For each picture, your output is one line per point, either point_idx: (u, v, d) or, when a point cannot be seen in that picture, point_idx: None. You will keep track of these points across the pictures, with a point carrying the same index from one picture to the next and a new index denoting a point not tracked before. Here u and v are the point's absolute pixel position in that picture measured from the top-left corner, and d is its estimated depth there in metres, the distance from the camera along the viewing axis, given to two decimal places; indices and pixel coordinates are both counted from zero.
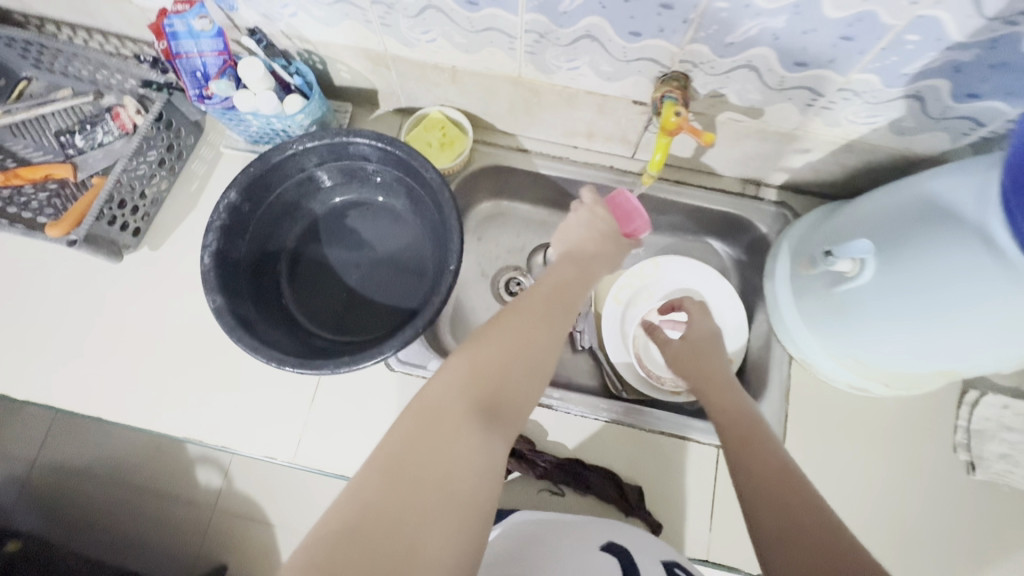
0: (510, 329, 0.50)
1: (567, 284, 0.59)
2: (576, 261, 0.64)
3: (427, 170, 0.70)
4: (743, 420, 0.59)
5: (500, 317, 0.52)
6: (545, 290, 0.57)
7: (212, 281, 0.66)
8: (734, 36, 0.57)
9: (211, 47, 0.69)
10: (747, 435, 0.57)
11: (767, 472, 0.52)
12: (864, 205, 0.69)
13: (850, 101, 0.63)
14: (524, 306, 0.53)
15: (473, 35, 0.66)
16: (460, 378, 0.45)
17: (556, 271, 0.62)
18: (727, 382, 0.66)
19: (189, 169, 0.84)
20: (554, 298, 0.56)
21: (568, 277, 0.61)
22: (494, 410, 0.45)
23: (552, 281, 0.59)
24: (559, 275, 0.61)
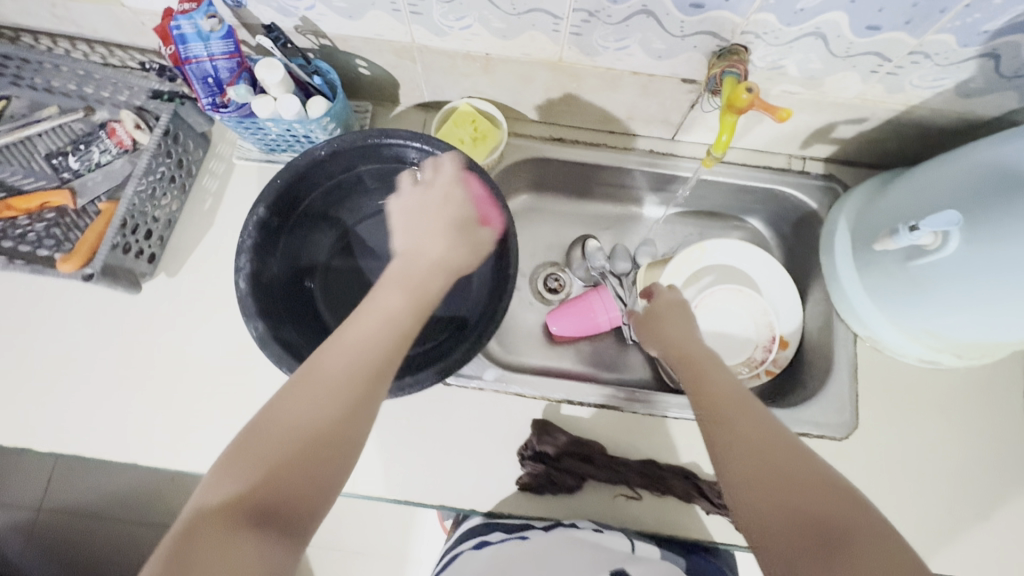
0: (283, 421, 0.46)
1: (391, 324, 0.54)
2: (401, 287, 0.58)
3: (472, 170, 0.65)
4: (723, 394, 0.54)
5: (293, 402, 0.47)
6: (338, 347, 0.51)
7: (251, 307, 0.61)
8: (806, 2, 0.53)
9: (221, 49, 0.63)
10: (739, 407, 0.52)
11: (769, 447, 0.48)
12: (929, 173, 0.67)
13: (920, 64, 0.60)
14: (312, 384, 0.48)
15: (513, 18, 0.61)
16: (241, 474, 0.43)
17: (373, 306, 0.55)
18: (703, 358, 0.61)
19: (200, 186, 0.78)
20: (349, 356, 0.50)
21: (378, 316, 0.54)
22: (274, 512, 0.42)
23: (364, 329, 0.53)
24: (376, 313, 0.54)
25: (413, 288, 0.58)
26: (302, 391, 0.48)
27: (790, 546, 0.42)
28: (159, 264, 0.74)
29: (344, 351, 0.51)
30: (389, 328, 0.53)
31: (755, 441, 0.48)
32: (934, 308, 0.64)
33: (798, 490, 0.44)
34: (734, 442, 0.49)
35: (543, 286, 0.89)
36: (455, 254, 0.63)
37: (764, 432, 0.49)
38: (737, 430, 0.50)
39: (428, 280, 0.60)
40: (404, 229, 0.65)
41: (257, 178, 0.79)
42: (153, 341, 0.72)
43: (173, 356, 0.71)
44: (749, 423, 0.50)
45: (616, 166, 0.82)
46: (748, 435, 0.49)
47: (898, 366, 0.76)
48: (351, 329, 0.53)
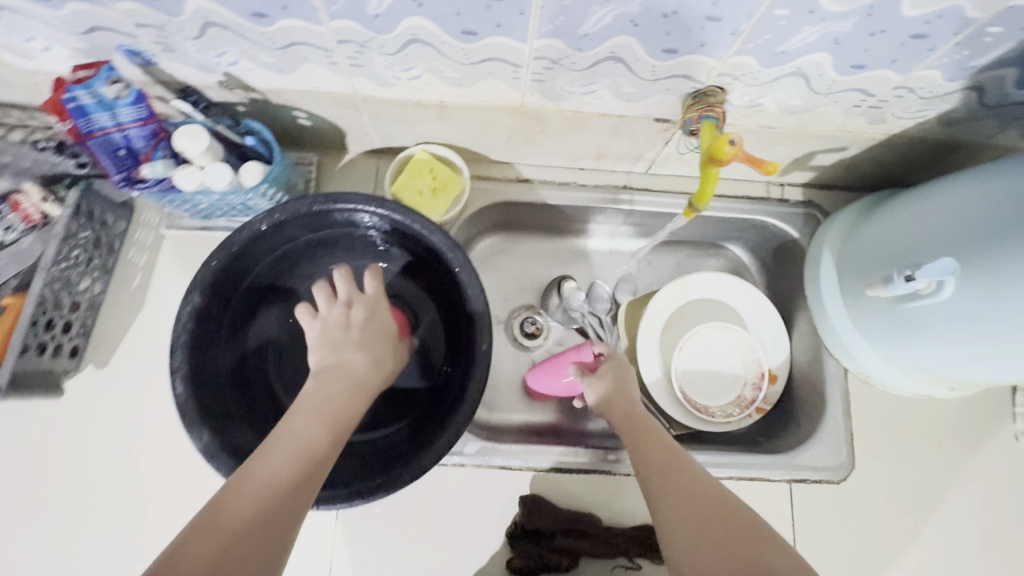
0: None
1: (303, 451, 0.47)
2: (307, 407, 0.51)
3: (435, 234, 0.59)
4: (655, 450, 0.53)
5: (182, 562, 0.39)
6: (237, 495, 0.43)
7: (191, 415, 0.53)
8: (788, 45, 0.48)
9: (130, 117, 0.55)
10: (671, 464, 0.51)
11: (702, 505, 0.46)
12: (912, 205, 0.64)
13: (903, 98, 0.56)
14: (206, 539, 0.40)
15: (467, 67, 0.54)
16: None
17: (281, 432, 0.48)
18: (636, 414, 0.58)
19: (126, 261, 0.69)
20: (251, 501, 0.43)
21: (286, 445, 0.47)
22: None
23: (266, 467, 0.45)
24: (285, 441, 0.47)
25: (331, 401, 0.52)
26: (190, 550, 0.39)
27: None
28: (84, 356, 0.66)
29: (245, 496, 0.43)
30: (302, 458, 0.46)
31: (688, 499, 0.47)
32: (926, 349, 0.62)
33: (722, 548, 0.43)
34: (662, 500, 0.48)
35: (520, 330, 0.82)
36: (381, 370, 0.57)
37: (695, 488, 0.48)
38: (666, 486, 0.48)
39: (351, 387, 0.54)
40: (319, 345, 0.57)
41: (192, 246, 0.70)
42: (84, 446, 0.63)
43: (109, 462, 0.63)
44: (685, 481, 0.49)
45: (588, 205, 0.76)
46: (677, 494, 0.48)
47: (891, 397, 0.74)
48: (254, 465, 0.45)
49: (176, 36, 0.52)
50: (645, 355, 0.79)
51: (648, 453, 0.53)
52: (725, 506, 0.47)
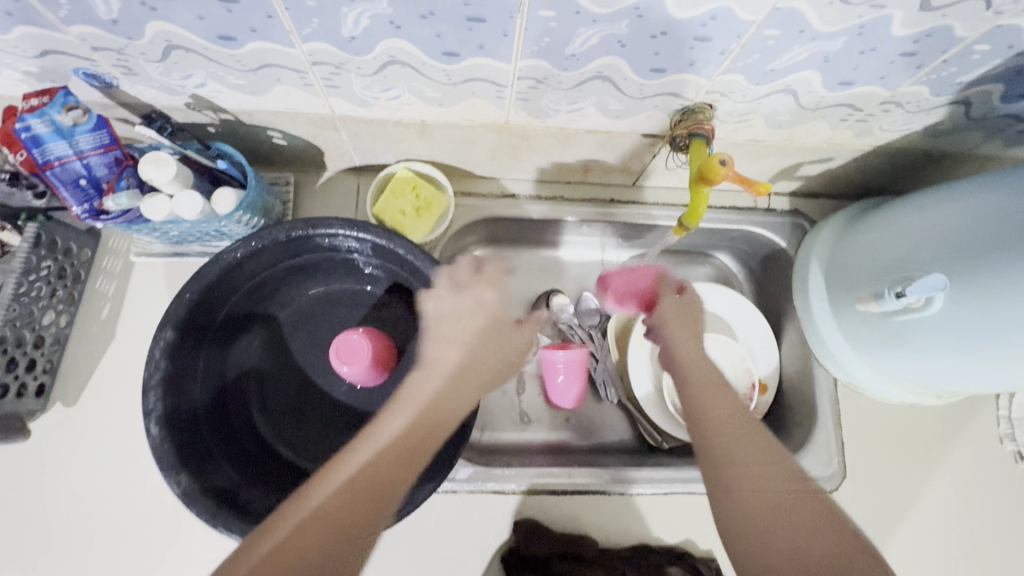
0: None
1: (358, 486, 0.51)
2: (370, 447, 0.55)
3: (421, 259, 0.57)
4: (732, 423, 0.62)
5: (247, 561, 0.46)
6: (301, 514, 0.49)
7: (168, 458, 0.51)
8: (777, 64, 0.48)
9: (91, 144, 0.51)
10: (755, 441, 0.60)
11: (760, 479, 0.56)
12: (899, 216, 0.64)
13: (890, 112, 0.56)
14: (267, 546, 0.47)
15: (449, 87, 0.52)
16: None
17: (353, 456, 0.54)
18: (711, 369, 0.68)
19: (93, 290, 0.66)
20: (308, 525, 0.49)
21: (345, 476, 0.52)
22: None
23: (327, 492, 0.51)
24: (349, 471, 0.53)
25: (394, 447, 0.55)
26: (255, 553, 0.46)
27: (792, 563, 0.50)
28: (50, 394, 0.62)
29: (310, 519, 0.49)
30: (359, 499, 0.51)
31: (751, 475, 0.56)
32: (914, 360, 0.62)
33: (779, 523, 0.53)
34: (747, 467, 0.57)
35: None
36: (479, 366, 0.65)
37: (768, 446, 0.59)
38: (740, 465, 0.57)
39: (413, 426, 0.56)
40: (427, 335, 0.65)
41: (164, 273, 0.67)
42: (52, 489, 0.60)
43: (80, 505, 0.60)
44: (753, 469, 0.57)
45: (576, 219, 0.75)
46: (745, 462, 0.57)
47: (880, 404, 0.74)
48: (322, 483, 0.52)
49: (137, 59, 0.49)
50: (636, 368, 0.78)
51: (719, 427, 0.61)
52: (783, 469, 0.57)
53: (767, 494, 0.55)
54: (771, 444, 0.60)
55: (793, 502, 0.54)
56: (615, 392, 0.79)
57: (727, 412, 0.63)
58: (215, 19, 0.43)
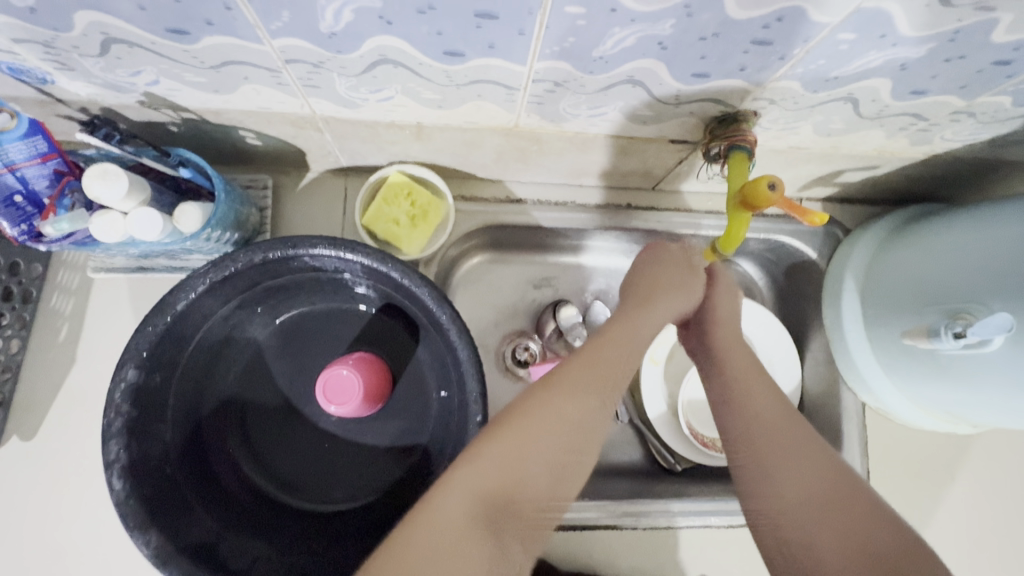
0: (453, 542, 0.34)
1: (574, 425, 0.40)
2: (600, 356, 0.43)
3: (419, 284, 0.50)
4: (766, 428, 0.45)
5: (449, 504, 0.36)
6: (516, 445, 0.38)
7: (135, 516, 0.45)
8: (843, 70, 0.40)
9: (23, 154, 0.43)
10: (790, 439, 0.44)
11: (800, 476, 0.42)
12: (951, 231, 0.56)
13: (960, 122, 0.49)
14: (475, 482, 0.36)
15: (451, 89, 0.44)
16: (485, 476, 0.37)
17: (559, 392, 0.40)
18: (749, 353, 0.52)
19: (47, 309, 0.58)
20: (522, 472, 0.38)
21: (562, 421, 0.39)
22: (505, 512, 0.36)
23: (531, 430, 0.38)
24: (568, 413, 0.40)
25: (625, 355, 0.44)
26: (460, 491, 0.36)
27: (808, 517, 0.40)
28: (5, 428, 0.56)
29: (505, 466, 0.37)
30: (579, 436, 0.40)
31: (798, 499, 0.41)
32: (957, 397, 0.56)
33: (824, 537, 0.39)
34: (781, 507, 0.41)
35: (512, 359, 0.70)
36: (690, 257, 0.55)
37: (808, 456, 0.43)
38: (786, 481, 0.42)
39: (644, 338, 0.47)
40: (428, 342, 0.59)
41: (127, 290, 0.60)
42: (12, 533, 0.55)
43: (42, 551, 0.55)
44: (785, 473, 0.42)
45: (589, 225, 0.68)
46: (793, 484, 0.42)
47: (911, 430, 0.68)
48: (531, 434, 0.38)
49: (71, 54, 0.40)
50: (648, 387, 0.72)
51: (759, 413, 0.46)
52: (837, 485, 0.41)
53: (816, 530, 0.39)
54: (817, 447, 0.44)
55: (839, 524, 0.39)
56: (624, 409, 0.74)
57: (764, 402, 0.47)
58: (161, 10, 0.35)
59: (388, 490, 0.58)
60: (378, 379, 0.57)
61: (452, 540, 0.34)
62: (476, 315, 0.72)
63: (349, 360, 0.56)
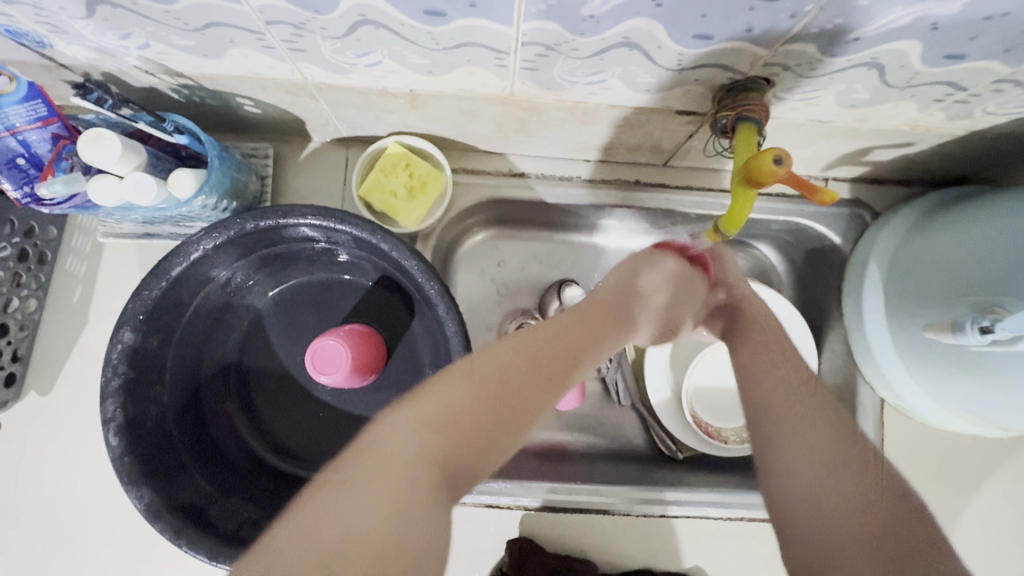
0: (397, 479, 0.33)
1: (515, 394, 0.39)
2: (556, 335, 0.43)
3: (407, 258, 0.49)
4: (790, 396, 0.43)
5: (387, 449, 0.35)
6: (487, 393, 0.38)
7: (130, 472, 0.47)
8: (864, 31, 0.36)
9: (24, 118, 0.44)
10: (808, 414, 0.41)
11: (815, 444, 0.39)
12: (990, 216, 0.51)
13: (1005, 92, 0.44)
14: (434, 434, 0.36)
15: (439, 53, 0.42)
16: (445, 413, 0.37)
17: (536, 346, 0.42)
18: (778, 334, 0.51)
19: (63, 271, 0.61)
20: (464, 442, 0.36)
21: (513, 390, 0.39)
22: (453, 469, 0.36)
23: (484, 395, 0.38)
24: (535, 380, 0.40)
25: (577, 339, 0.44)
26: (408, 438, 0.35)
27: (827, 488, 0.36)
28: (24, 383, 0.59)
29: (460, 412, 0.37)
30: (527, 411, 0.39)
31: (816, 475, 0.37)
32: (983, 397, 0.51)
33: (829, 511, 0.36)
34: (796, 483, 0.37)
35: None
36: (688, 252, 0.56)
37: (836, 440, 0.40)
38: (797, 447, 0.39)
39: (602, 334, 0.46)
40: (421, 317, 0.59)
41: (135, 255, 0.61)
42: (31, 480, 0.58)
43: (57, 502, 0.58)
44: (806, 447, 0.39)
45: (593, 202, 0.65)
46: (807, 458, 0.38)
47: (935, 429, 0.63)
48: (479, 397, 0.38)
49: (60, 15, 0.40)
50: (651, 372, 0.70)
51: (782, 391, 0.43)
52: (840, 444, 0.39)
53: (812, 485, 0.37)
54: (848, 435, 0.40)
55: (836, 498, 0.36)
56: (627, 394, 0.71)
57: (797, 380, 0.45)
58: None
59: None
60: (369, 352, 0.57)
61: (405, 480, 0.33)
62: (476, 291, 0.70)
63: (340, 332, 0.56)
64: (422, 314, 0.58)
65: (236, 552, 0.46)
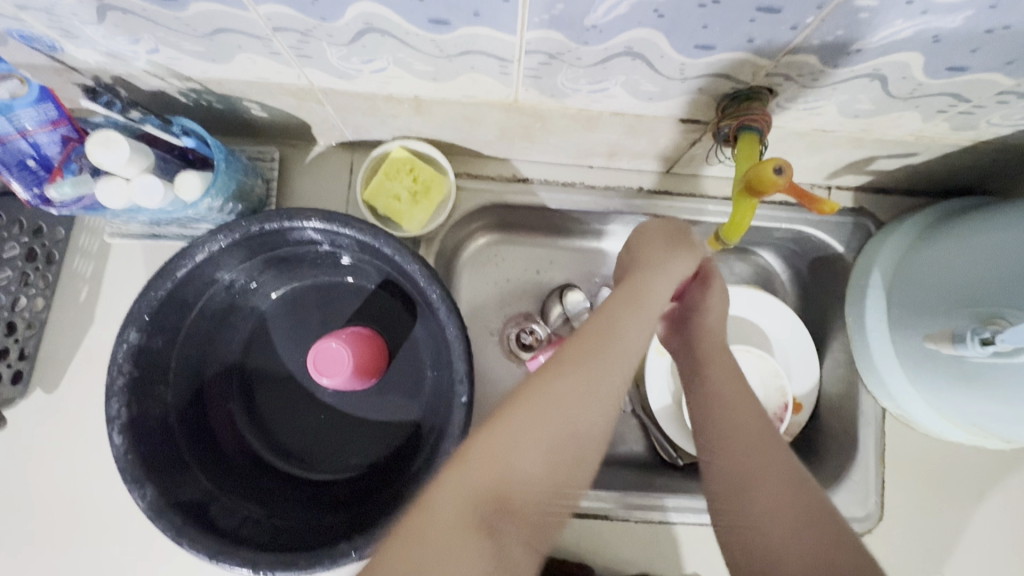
0: (437, 537, 0.31)
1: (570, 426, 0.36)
2: (587, 349, 0.38)
3: (409, 263, 0.49)
4: (747, 423, 0.44)
5: (444, 497, 0.33)
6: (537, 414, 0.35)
7: (132, 470, 0.47)
8: (866, 43, 0.36)
9: (35, 120, 0.45)
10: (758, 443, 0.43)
11: (763, 470, 0.41)
12: (994, 227, 0.51)
13: (1009, 103, 0.44)
14: (475, 479, 0.33)
15: (443, 60, 0.43)
16: (478, 462, 0.33)
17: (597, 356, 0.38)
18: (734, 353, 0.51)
19: (70, 271, 0.61)
20: (518, 483, 0.34)
21: (557, 421, 0.35)
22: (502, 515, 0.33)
23: (533, 426, 0.35)
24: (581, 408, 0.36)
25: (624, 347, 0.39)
26: (447, 494, 0.33)
27: (778, 518, 0.38)
28: (31, 380, 0.60)
29: (509, 448, 0.34)
30: (580, 440, 0.36)
31: (769, 511, 0.39)
32: (984, 409, 0.51)
33: (782, 541, 0.37)
34: (750, 513, 0.39)
35: (515, 342, 0.68)
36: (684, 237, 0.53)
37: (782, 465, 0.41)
38: (750, 483, 0.41)
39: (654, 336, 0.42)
40: (424, 321, 0.59)
41: (142, 255, 0.62)
42: (37, 477, 0.59)
43: (60, 500, 0.58)
44: (758, 479, 0.41)
45: (596, 208, 0.65)
46: (762, 491, 0.40)
47: (936, 440, 0.63)
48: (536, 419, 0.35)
49: (71, 20, 0.41)
50: (652, 377, 0.70)
51: (735, 420, 0.45)
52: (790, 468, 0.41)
53: (767, 520, 0.39)
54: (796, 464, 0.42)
55: (788, 525, 0.38)
56: (628, 399, 0.71)
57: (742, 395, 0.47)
58: None
59: (379, 463, 0.59)
60: (370, 354, 0.58)
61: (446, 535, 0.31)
62: (479, 296, 0.70)
63: (342, 334, 0.57)
64: (425, 318, 0.59)
65: (235, 551, 0.46)
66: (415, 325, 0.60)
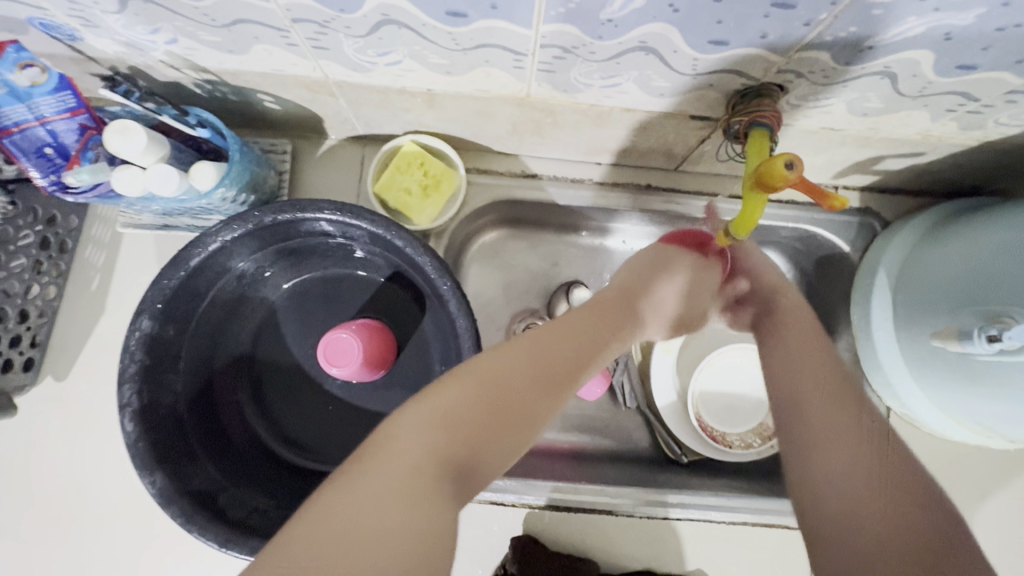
0: (404, 480, 0.32)
1: (512, 386, 0.39)
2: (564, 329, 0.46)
3: (421, 254, 0.50)
4: (824, 387, 0.46)
5: (410, 434, 0.35)
6: (517, 362, 0.41)
7: (144, 457, 0.48)
8: (877, 40, 0.37)
9: (53, 108, 0.46)
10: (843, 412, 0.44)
11: (841, 446, 0.42)
12: (1001, 226, 0.51)
13: (1018, 103, 0.44)
14: (441, 423, 0.36)
15: (459, 54, 0.43)
16: (451, 408, 0.37)
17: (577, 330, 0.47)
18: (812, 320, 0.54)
19: (82, 261, 0.62)
20: (492, 421, 0.37)
21: (546, 354, 0.43)
22: (465, 464, 0.35)
23: (511, 371, 0.40)
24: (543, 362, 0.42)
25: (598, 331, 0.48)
26: (415, 432, 0.35)
27: (883, 506, 0.37)
28: (41, 368, 0.60)
29: (460, 405, 0.37)
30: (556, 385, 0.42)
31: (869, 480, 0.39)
32: (990, 407, 0.51)
33: (877, 522, 0.36)
34: (843, 489, 0.39)
35: None
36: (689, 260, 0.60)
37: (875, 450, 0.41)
38: (834, 453, 0.41)
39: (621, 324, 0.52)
40: (432, 315, 0.59)
41: (153, 245, 0.63)
42: (46, 464, 0.59)
43: (68, 488, 0.59)
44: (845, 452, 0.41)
45: (604, 204, 0.65)
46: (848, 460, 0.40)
47: (940, 440, 0.63)
48: (504, 387, 0.39)
49: (93, 9, 0.42)
50: (658, 375, 0.70)
51: (820, 399, 0.45)
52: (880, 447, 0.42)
53: (852, 490, 0.39)
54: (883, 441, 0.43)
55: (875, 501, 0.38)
56: (633, 396, 0.71)
57: (820, 370, 0.48)
58: None
59: None
60: (379, 347, 0.58)
61: (410, 474, 0.32)
62: (486, 291, 0.71)
63: (352, 326, 0.57)
64: (434, 312, 0.59)
65: (245, 540, 0.47)
66: (425, 317, 0.61)
